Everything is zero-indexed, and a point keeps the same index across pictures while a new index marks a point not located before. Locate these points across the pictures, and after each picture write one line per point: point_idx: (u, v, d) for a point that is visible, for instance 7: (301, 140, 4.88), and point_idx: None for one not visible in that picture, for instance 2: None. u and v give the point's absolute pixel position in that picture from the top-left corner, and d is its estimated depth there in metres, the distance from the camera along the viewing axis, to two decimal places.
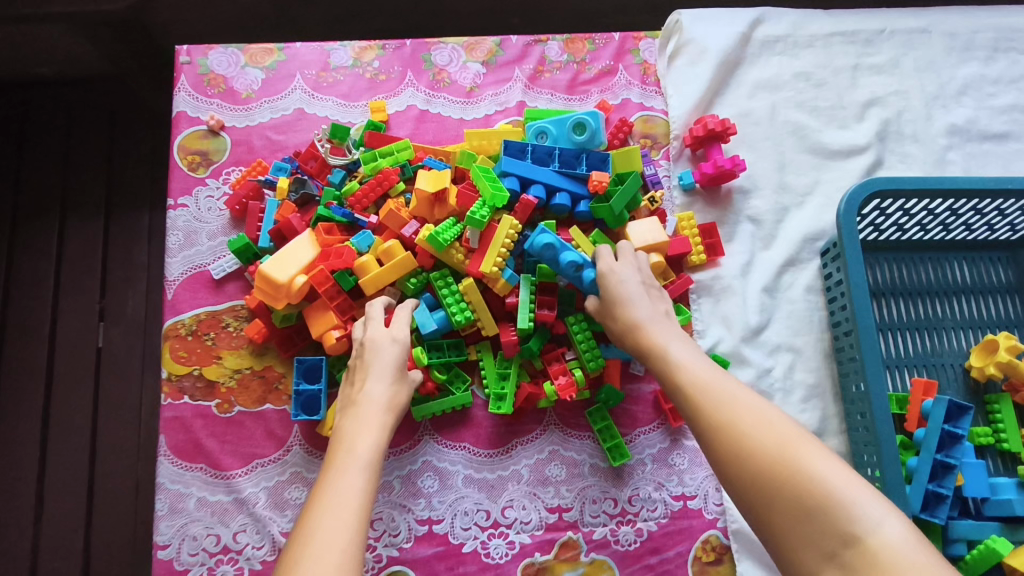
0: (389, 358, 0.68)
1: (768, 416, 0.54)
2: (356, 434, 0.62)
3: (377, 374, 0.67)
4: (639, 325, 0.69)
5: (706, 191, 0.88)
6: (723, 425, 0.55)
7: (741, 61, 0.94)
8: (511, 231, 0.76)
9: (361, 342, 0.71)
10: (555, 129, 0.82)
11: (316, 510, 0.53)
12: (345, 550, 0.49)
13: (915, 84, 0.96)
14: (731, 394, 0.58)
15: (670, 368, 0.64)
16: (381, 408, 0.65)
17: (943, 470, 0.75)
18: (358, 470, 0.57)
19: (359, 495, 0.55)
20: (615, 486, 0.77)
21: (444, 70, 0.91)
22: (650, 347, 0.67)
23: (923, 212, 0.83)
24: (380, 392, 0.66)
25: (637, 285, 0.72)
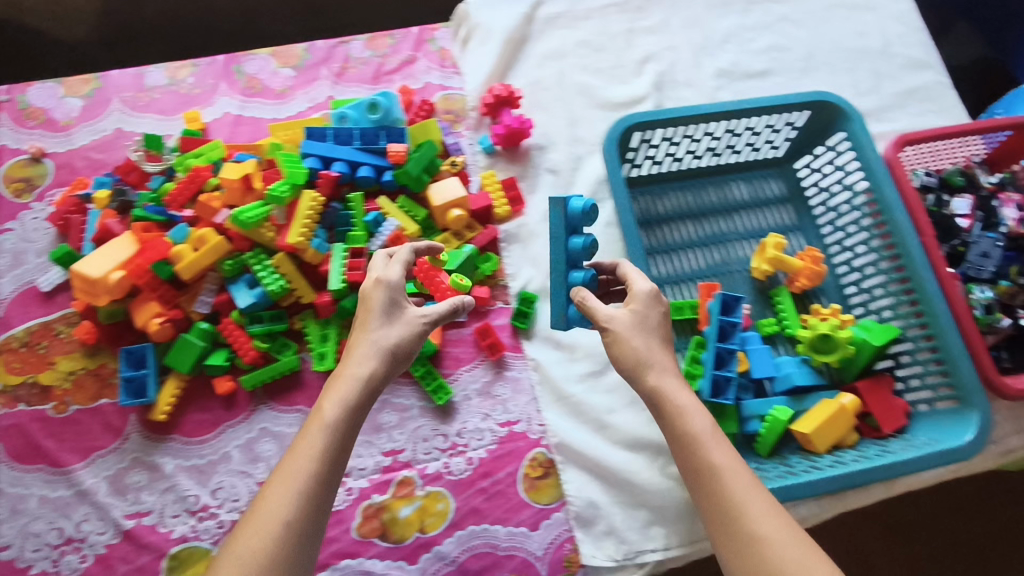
0: (379, 303, 0.66)
1: (797, 542, 0.57)
2: (334, 388, 0.63)
3: (373, 324, 0.66)
4: (666, 380, 0.66)
5: (506, 151, 0.97)
6: (761, 540, 0.57)
7: (528, 37, 1.05)
8: (314, 204, 0.82)
9: (366, 277, 0.69)
10: (353, 113, 0.89)
11: (277, 477, 0.59)
12: (288, 522, 0.56)
13: (683, 39, 1.09)
14: (775, 517, 0.58)
15: (704, 453, 0.63)
16: (373, 356, 0.64)
17: (728, 357, 0.83)
18: (323, 437, 0.60)
19: (316, 462, 0.59)
20: (444, 423, 0.84)
21: (255, 77, 0.98)
22: (679, 419, 0.64)
23: (686, 140, 0.93)
24: (376, 337, 0.65)
25: (663, 318, 0.69)
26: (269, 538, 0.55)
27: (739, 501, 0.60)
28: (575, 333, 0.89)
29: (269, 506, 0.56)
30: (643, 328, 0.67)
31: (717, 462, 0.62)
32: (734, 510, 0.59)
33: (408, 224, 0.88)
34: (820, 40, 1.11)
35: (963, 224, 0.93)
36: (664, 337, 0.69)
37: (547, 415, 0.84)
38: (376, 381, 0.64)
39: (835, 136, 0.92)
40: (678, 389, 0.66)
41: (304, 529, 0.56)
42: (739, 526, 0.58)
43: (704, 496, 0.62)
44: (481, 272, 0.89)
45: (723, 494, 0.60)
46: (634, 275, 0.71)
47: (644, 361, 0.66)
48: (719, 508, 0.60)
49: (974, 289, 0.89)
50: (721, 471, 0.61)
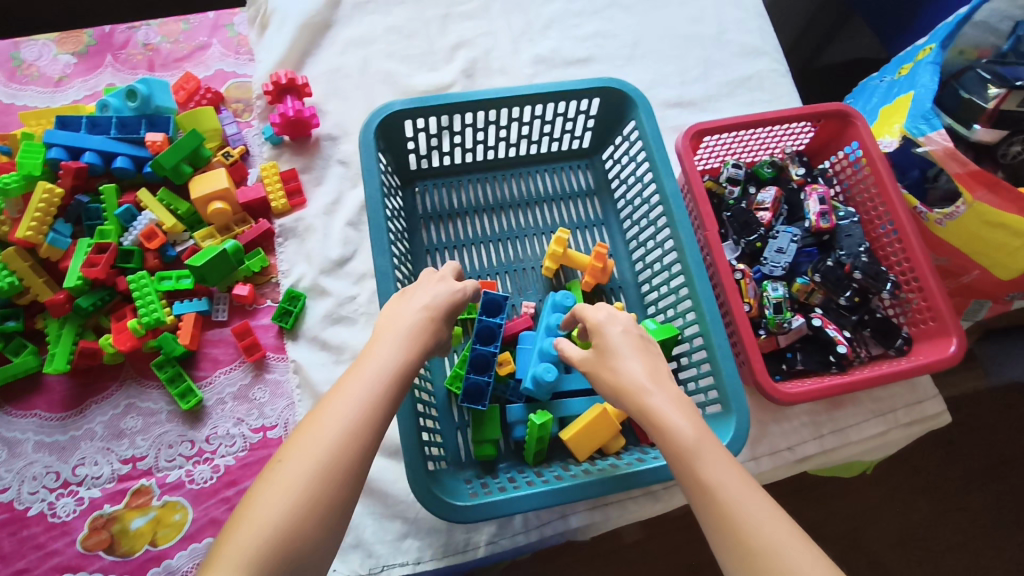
0: (436, 291, 0.58)
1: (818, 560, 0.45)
2: (386, 328, 0.55)
3: (424, 290, 0.58)
4: (643, 396, 0.54)
5: (293, 142, 0.93)
6: (760, 559, 0.45)
7: (332, 23, 1.00)
8: (48, 197, 0.79)
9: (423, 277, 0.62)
10: (114, 101, 0.87)
11: (327, 401, 0.49)
12: (348, 438, 0.47)
13: (502, 25, 1.04)
14: (787, 528, 0.47)
15: (694, 469, 0.50)
16: (424, 311, 0.56)
17: (489, 360, 0.77)
18: (380, 362, 0.51)
19: (373, 387, 0.50)
20: (192, 428, 0.79)
21: (32, 64, 0.95)
22: (664, 435, 0.52)
23: (470, 129, 0.88)
24: (424, 298, 0.57)
25: (629, 332, 0.59)
26: (316, 463, 0.45)
27: (742, 517, 0.47)
28: (343, 333, 0.84)
29: (320, 426, 0.47)
30: (609, 353, 0.58)
31: (707, 478, 0.49)
32: (732, 526, 0.47)
33: (166, 217, 0.83)
34: (650, 25, 1.06)
35: (765, 218, 0.87)
36: (636, 349, 0.58)
37: (303, 421, 0.79)
38: (432, 329, 0.56)
39: (627, 124, 0.87)
40: (660, 399, 0.54)
41: (348, 459, 0.46)
42: (737, 551, 0.46)
43: (704, 522, 0.49)
44: (246, 269, 0.84)
45: (719, 515, 0.48)
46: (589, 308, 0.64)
47: (624, 383, 0.56)
48: (714, 530, 0.48)
49: (767, 287, 0.82)
50: (714, 489, 0.49)
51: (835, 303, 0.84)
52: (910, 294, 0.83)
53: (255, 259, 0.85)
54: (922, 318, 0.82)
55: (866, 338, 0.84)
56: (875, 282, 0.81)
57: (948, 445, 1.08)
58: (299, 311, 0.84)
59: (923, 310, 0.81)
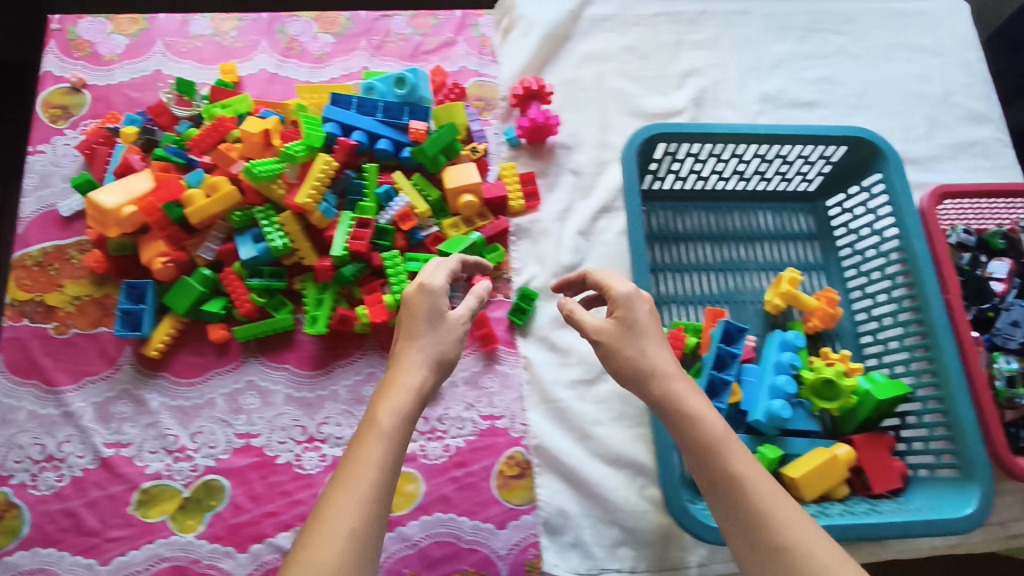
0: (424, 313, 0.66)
1: (833, 546, 0.54)
2: (384, 401, 0.61)
3: (419, 331, 0.66)
4: (667, 381, 0.64)
5: (531, 146, 0.96)
6: (781, 545, 0.54)
7: (571, 35, 1.04)
8: (328, 167, 0.83)
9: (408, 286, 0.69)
10: (381, 84, 0.90)
11: (336, 490, 0.54)
12: (354, 529, 0.52)
13: (732, 58, 1.06)
14: (800, 516, 0.56)
15: (720, 457, 0.60)
16: (423, 366, 0.64)
17: (719, 388, 0.81)
18: (381, 445, 0.57)
19: (377, 470, 0.55)
20: (426, 405, 0.83)
21: (296, 40, 1.00)
22: (692, 422, 0.61)
23: (713, 159, 0.91)
24: (424, 349, 0.65)
25: (648, 314, 0.68)
26: (338, 551, 0.50)
27: (762, 504, 0.56)
28: (571, 337, 0.88)
29: (333, 519, 0.52)
30: (634, 332, 0.67)
31: (733, 468, 0.59)
32: (754, 509, 0.56)
33: (419, 202, 0.88)
34: (876, 78, 1.07)
35: (999, 288, 0.88)
36: (657, 336, 0.67)
37: (531, 416, 0.84)
38: (425, 390, 0.63)
39: (871, 177, 0.88)
40: (685, 390, 0.64)
41: (365, 542, 0.52)
42: (761, 534, 0.55)
43: (727, 507, 0.58)
44: (485, 262, 0.88)
45: (741, 498, 0.57)
46: (611, 281, 0.71)
47: (653, 366, 0.65)
48: (738, 513, 0.57)
49: (998, 359, 0.83)
50: (740, 477, 0.58)
51: None
52: None
53: (495, 254, 0.88)
54: None
55: None
56: None
57: None
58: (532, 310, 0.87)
59: None
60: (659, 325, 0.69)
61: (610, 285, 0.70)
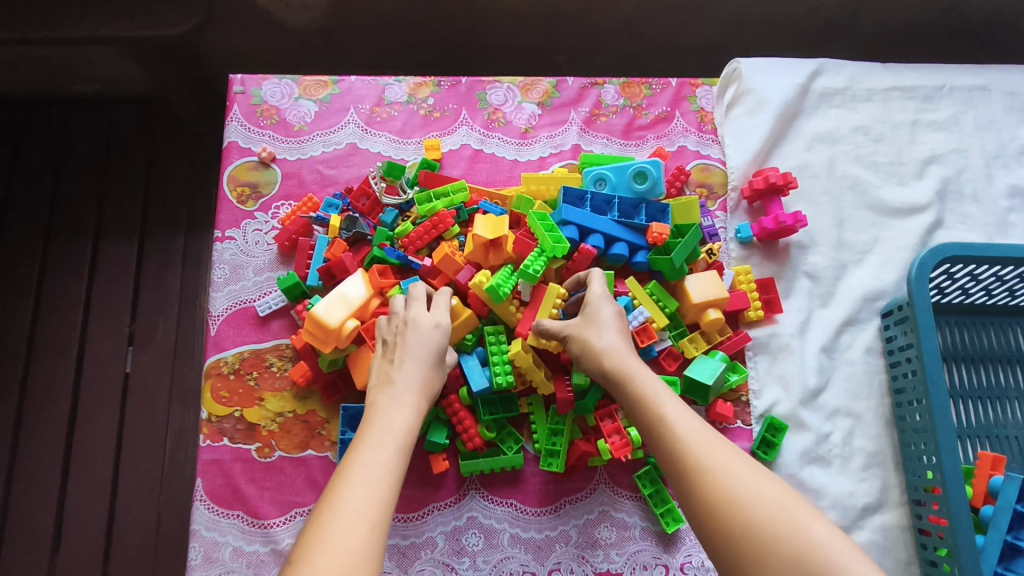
0: (432, 343, 0.67)
1: (765, 473, 0.53)
2: (383, 413, 0.60)
3: (411, 352, 0.66)
4: (618, 359, 0.65)
5: (764, 245, 0.86)
6: (706, 471, 0.53)
7: (799, 112, 0.93)
8: (557, 300, 0.74)
9: (399, 312, 0.70)
10: (614, 176, 0.81)
11: (342, 479, 0.52)
12: (374, 525, 0.48)
13: (975, 143, 0.94)
14: (727, 450, 0.55)
15: (654, 407, 0.60)
16: (423, 394, 0.64)
17: (1015, 554, 0.70)
18: (389, 447, 0.56)
19: (390, 469, 0.54)
20: (666, 552, 0.74)
21: (499, 110, 0.90)
22: (633, 384, 0.63)
23: (990, 278, 0.81)
24: (419, 374, 0.65)
25: (616, 313, 0.70)
26: (358, 530, 0.47)
27: (688, 439, 0.56)
28: (820, 476, 0.77)
29: (342, 501, 0.50)
30: (597, 324, 0.69)
31: (665, 414, 0.59)
32: (692, 460, 0.54)
33: (658, 316, 0.78)
34: None
35: None
36: (622, 331, 0.69)
37: None
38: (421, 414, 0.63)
39: None
40: (636, 365, 0.65)
41: (381, 528, 0.49)
42: (689, 468, 0.54)
43: (664, 456, 0.57)
44: (728, 385, 0.78)
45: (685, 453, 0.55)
46: (593, 279, 0.73)
47: (605, 347, 0.67)
48: (671, 457, 0.56)
49: None
50: (671, 424, 0.58)
51: None
52: None
53: (736, 376, 0.79)
54: None
55: None
56: None
57: None
58: (780, 443, 0.77)
59: None
60: (626, 325, 0.70)
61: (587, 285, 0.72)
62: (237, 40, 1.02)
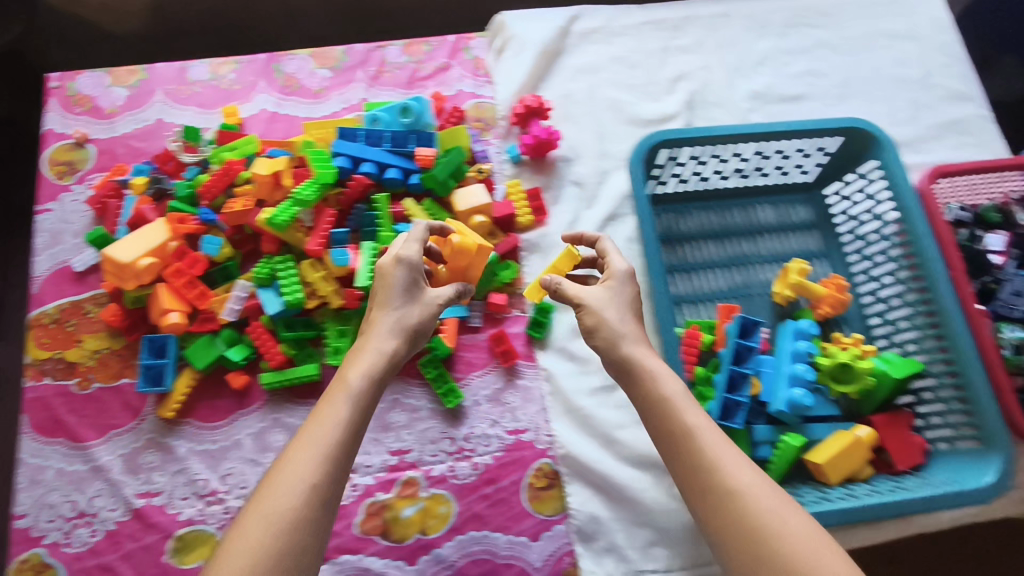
0: (399, 280, 0.70)
1: (763, 479, 0.59)
2: (354, 364, 0.66)
3: (394, 299, 0.70)
4: (631, 347, 0.70)
5: (533, 161, 0.98)
6: (737, 493, 0.57)
7: (563, 50, 1.05)
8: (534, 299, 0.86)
9: (386, 255, 0.73)
10: (386, 115, 0.91)
11: (298, 444, 0.59)
12: (314, 485, 0.56)
13: (718, 60, 1.08)
14: (759, 476, 0.59)
15: (678, 416, 0.64)
16: (392, 334, 0.68)
17: (741, 381, 0.82)
18: (347, 400, 0.62)
19: (343, 427, 0.60)
20: (452, 426, 0.84)
21: (293, 77, 1.01)
22: (649, 382, 0.67)
23: (713, 160, 0.92)
24: (394, 315, 0.69)
25: (634, 296, 0.75)
26: (296, 496, 0.54)
27: (719, 457, 0.60)
28: (588, 346, 0.88)
29: (297, 472, 0.56)
30: (607, 304, 0.73)
31: (690, 422, 0.63)
32: (705, 454, 0.61)
33: (432, 227, 0.89)
34: (859, 66, 1.10)
35: (996, 260, 0.90)
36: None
37: (557, 426, 0.84)
38: (393, 359, 0.68)
39: (867, 164, 0.91)
40: (645, 354, 0.70)
41: (322, 490, 0.56)
42: (705, 463, 0.60)
43: (696, 466, 0.61)
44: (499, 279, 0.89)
45: (696, 448, 0.61)
46: (612, 254, 0.78)
47: (618, 329, 0.71)
48: (706, 470, 0.60)
49: (1005, 328, 0.86)
50: (691, 422, 0.63)
51: None
52: None
53: (508, 270, 0.90)
54: None
55: None
56: None
57: None
58: (549, 322, 0.88)
59: None
60: (638, 304, 0.75)
61: (607, 260, 0.77)
62: (70, 51, 1.14)
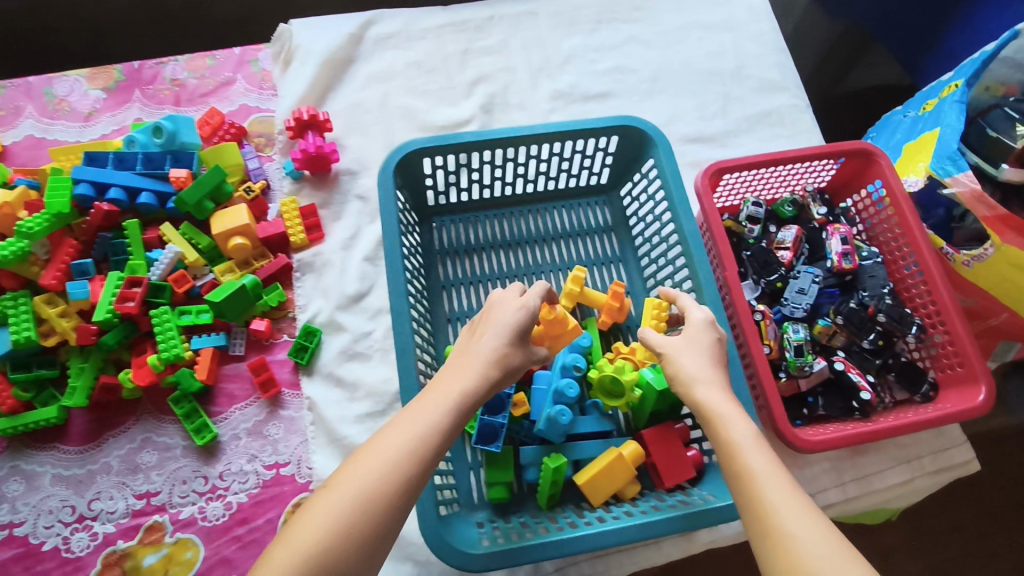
0: (512, 319, 0.60)
1: (830, 532, 0.49)
2: (456, 372, 0.57)
3: (502, 332, 0.59)
4: (707, 396, 0.60)
5: (314, 177, 0.94)
6: (788, 541, 0.49)
7: (354, 58, 1.02)
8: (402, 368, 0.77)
9: (504, 292, 0.63)
10: (141, 137, 0.88)
11: (364, 452, 0.52)
12: (396, 471, 0.50)
13: (521, 60, 1.04)
14: (817, 519, 0.50)
15: (740, 458, 0.55)
16: (495, 366, 0.57)
17: (503, 401, 0.77)
18: (449, 400, 0.55)
19: (434, 425, 0.53)
20: (206, 464, 0.79)
21: (63, 99, 0.96)
22: (716, 425, 0.58)
23: (487, 166, 0.88)
24: (501, 349, 0.58)
25: (716, 345, 0.65)
26: (341, 512, 0.48)
27: (775, 502, 0.51)
28: (358, 369, 0.84)
29: (339, 487, 0.49)
30: (691, 351, 0.64)
31: (750, 464, 0.54)
32: (756, 501, 0.52)
33: (189, 252, 0.84)
34: (670, 60, 1.06)
35: (785, 257, 0.86)
36: (714, 357, 0.64)
37: (316, 458, 0.79)
38: (494, 387, 0.58)
39: (646, 162, 0.87)
40: (716, 397, 0.60)
41: (394, 490, 0.49)
42: (762, 511, 0.52)
43: (743, 507, 0.53)
44: (264, 303, 0.85)
45: (754, 496, 0.53)
46: (689, 306, 0.70)
47: (692, 374, 0.62)
48: (751, 512, 0.52)
49: (788, 329, 0.82)
50: (750, 465, 0.54)
51: (859, 346, 0.83)
52: (936, 336, 0.82)
53: (272, 293, 0.85)
54: (948, 362, 0.81)
55: (890, 383, 0.83)
56: (900, 325, 0.81)
57: (960, 496, 1.06)
58: (314, 347, 0.84)
59: (949, 354, 0.80)
60: (721, 358, 0.65)
61: (685, 308, 0.68)
62: None
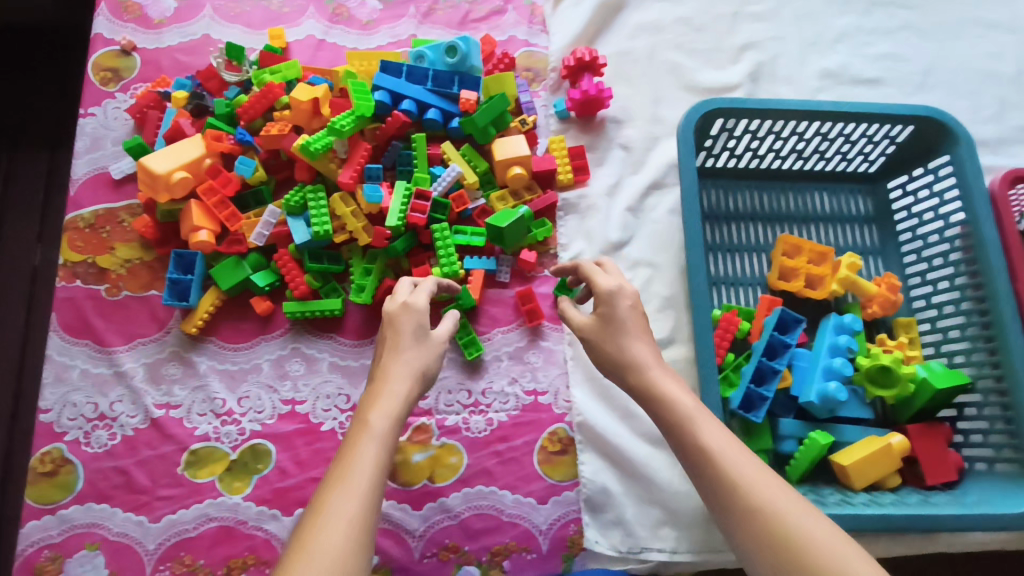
0: (410, 325, 0.65)
1: (780, 483, 0.53)
2: (374, 405, 0.58)
3: (405, 342, 0.64)
4: (645, 374, 0.64)
5: (581, 119, 0.94)
6: (762, 506, 0.51)
7: (625, 5, 1.01)
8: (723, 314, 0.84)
9: (389, 303, 0.68)
10: (432, 53, 0.88)
11: (320, 502, 0.49)
12: (354, 520, 0.48)
13: (792, 32, 1.02)
14: (775, 479, 0.53)
15: (694, 435, 0.58)
16: (406, 376, 0.61)
17: (767, 375, 0.79)
18: (382, 427, 0.56)
19: (373, 468, 0.52)
20: (470, 379, 0.83)
21: (344, 5, 0.98)
22: (668, 406, 0.61)
23: (771, 137, 0.87)
24: (406, 360, 0.63)
25: (632, 311, 0.67)
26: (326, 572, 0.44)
27: (739, 473, 0.54)
28: None
29: (314, 556, 0.45)
30: (616, 329, 0.66)
31: (704, 440, 0.57)
32: (717, 470, 0.55)
33: (468, 173, 0.87)
34: (946, 55, 1.02)
35: None
36: (639, 329, 0.67)
37: (575, 394, 0.83)
38: (410, 400, 0.61)
39: (937, 158, 0.84)
40: (662, 377, 0.63)
41: (362, 532, 0.47)
42: (725, 479, 0.54)
43: (707, 485, 0.55)
44: (532, 237, 0.87)
45: (716, 467, 0.55)
46: (598, 275, 0.71)
47: (631, 359, 0.65)
48: (718, 487, 0.54)
49: None
50: (705, 442, 0.57)
51: None
52: None
53: (543, 228, 0.87)
54: None
55: None
56: None
57: None
58: (578, 287, 0.86)
59: None
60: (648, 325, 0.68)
61: (594, 281, 0.69)
62: None
